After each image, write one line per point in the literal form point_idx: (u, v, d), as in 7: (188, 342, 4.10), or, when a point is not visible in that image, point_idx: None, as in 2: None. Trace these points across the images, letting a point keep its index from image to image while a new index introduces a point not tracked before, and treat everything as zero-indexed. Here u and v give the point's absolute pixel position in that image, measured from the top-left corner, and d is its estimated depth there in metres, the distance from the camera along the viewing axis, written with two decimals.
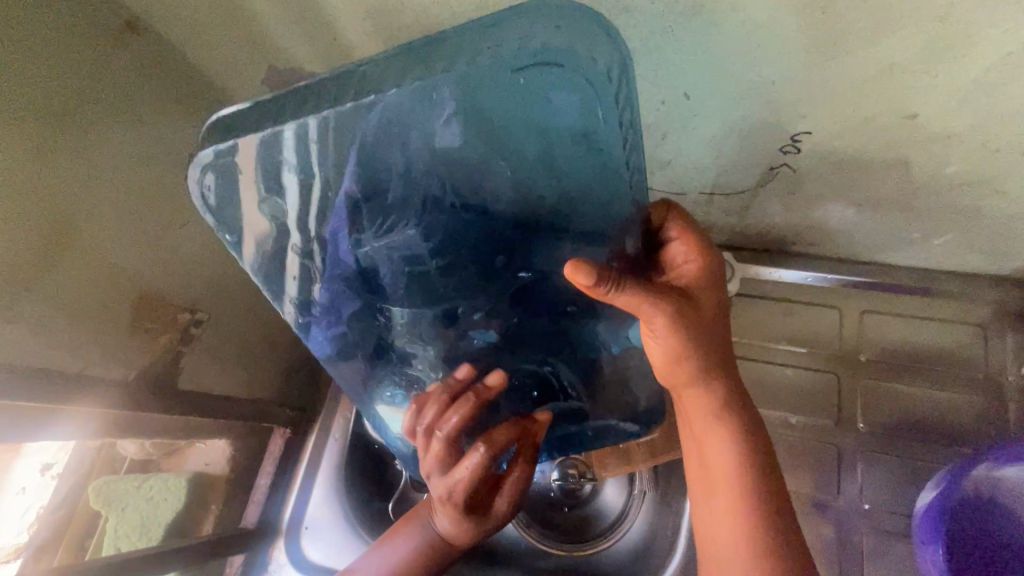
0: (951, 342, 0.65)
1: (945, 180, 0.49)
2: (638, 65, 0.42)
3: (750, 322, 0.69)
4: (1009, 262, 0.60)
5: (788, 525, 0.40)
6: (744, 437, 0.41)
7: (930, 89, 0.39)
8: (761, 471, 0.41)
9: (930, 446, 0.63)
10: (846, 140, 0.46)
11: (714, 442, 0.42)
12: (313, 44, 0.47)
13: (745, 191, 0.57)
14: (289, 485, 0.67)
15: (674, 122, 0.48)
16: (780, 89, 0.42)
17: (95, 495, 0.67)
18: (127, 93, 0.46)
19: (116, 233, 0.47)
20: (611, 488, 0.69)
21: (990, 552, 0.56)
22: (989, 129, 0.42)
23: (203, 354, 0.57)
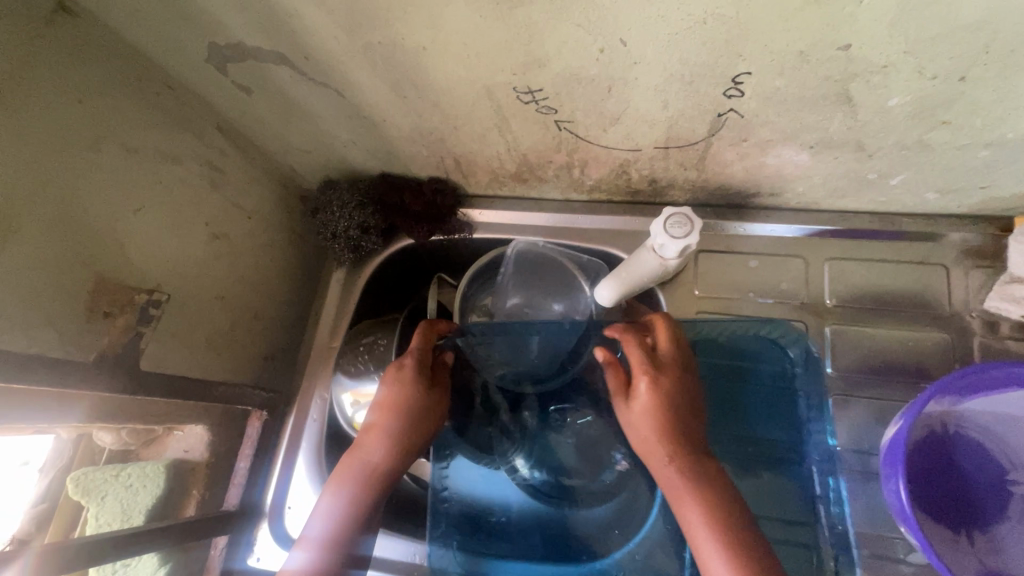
0: (917, 283, 0.66)
1: (889, 113, 0.49)
2: (571, 13, 0.42)
3: (715, 278, 0.71)
4: (967, 199, 0.61)
5: (735, 536, 0.50)
6: (694, 470, 0.54)
7: (858, 15, 0.39)
8: (711, 492, 0.53)
9: (900, 386, 0.65)
10: (786, 78, 0.46)
11: (686, 490, 0.53)
12: (248, 16, 0.47)
13: (699, 142, 0.57)
14: (271, 464, 0.71)
15: (616, 73, 0.48)
16: (713, 27, 0.42)
17: (73, 485, 0.67)
18: (62, 72, 0.46)
19: (64, 215, 0.47)
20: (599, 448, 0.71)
21: (956, 484, 0.58)
22: (923, 54, 0.42)
23: (168, 337, 0.58)
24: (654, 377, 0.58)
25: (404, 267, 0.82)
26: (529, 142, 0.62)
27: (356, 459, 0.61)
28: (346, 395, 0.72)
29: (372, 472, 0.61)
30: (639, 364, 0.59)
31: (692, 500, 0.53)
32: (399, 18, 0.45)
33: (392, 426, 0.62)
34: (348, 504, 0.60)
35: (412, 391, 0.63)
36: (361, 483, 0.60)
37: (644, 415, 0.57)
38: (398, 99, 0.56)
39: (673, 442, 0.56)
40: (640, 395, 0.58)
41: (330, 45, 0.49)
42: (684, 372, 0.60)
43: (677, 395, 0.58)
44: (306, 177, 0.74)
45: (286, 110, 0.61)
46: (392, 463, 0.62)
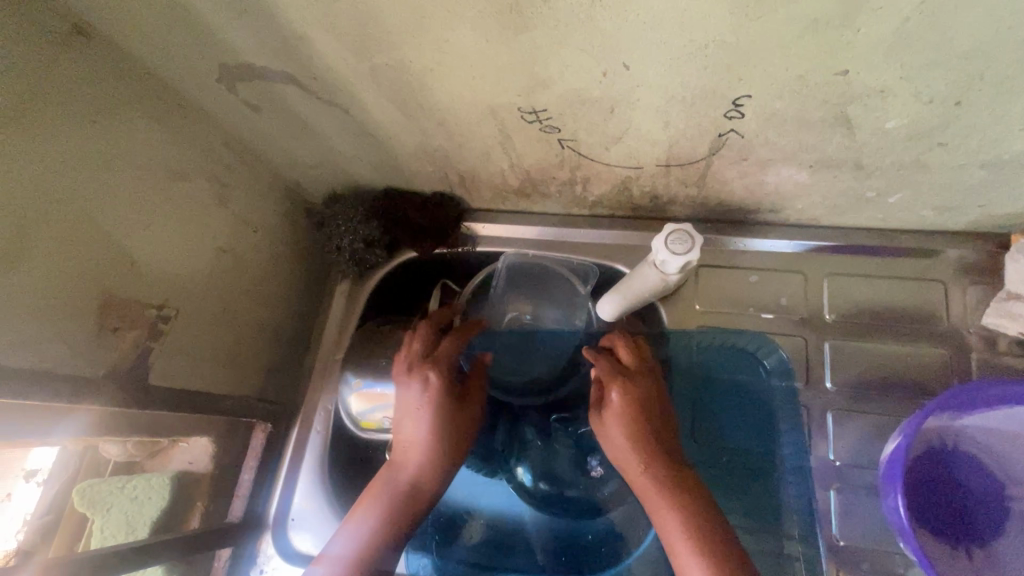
0: (915, 298, 0.67)
1: (886, 135, 0.50)
2: (575, 38, 0.43)
3: (715, 292, 0.72)
4: (965, 216, 0.62)
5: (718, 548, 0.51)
6: (670, 480, 0.55)
7: (855, 42, 0.40)
8: (690, 502, 0.53)
9: (898, 400, 0.65)
10: (785, 101, 0.47)
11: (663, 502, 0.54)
12: (259, 38, 0.48)
13: (700, 160, 0.58)
14: (275, 476, 0.72)
15: (618, 94, 0.49)
16: (714, 53, 0.42)
17: (79, 498, 0.68)
18: (77, 93, 0.47)
19: (76, 233, 0.48)
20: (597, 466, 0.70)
21: (954, 499, 0.59)
22: (919, 80, 0.43)
23: (175, 351, 0.59)
24: (624, 384, 0.59)
25: (408, 280, 0.82)
26: (532, 159, 0.62)
27: (386, 484, 0.60)
28: (352, 395, 0.73)
29: (401, 494, 0.60)
30: (608, 375, 0.60)
31: (668, 509, 0.53)
32: (407, 42, 0.46)
33: (424, 433, 0.61)
34: (375, 529, 0.58)
35: (438, 407, 0.62)
36: (393, 500, 0.59)
37: (617, 422, 0.58)
38: (405, 118, 0.57)
39: (647, 448, 0.56)
40: (611, 405, 0.58)
41: (339, 66, 0.50)
42: (654, 377, 0.61)
43: (646, 403, 0.59)
44: (311, 190, 0.75)
45: (294, 127, 0.62)
46: (423, 471, 0.61)
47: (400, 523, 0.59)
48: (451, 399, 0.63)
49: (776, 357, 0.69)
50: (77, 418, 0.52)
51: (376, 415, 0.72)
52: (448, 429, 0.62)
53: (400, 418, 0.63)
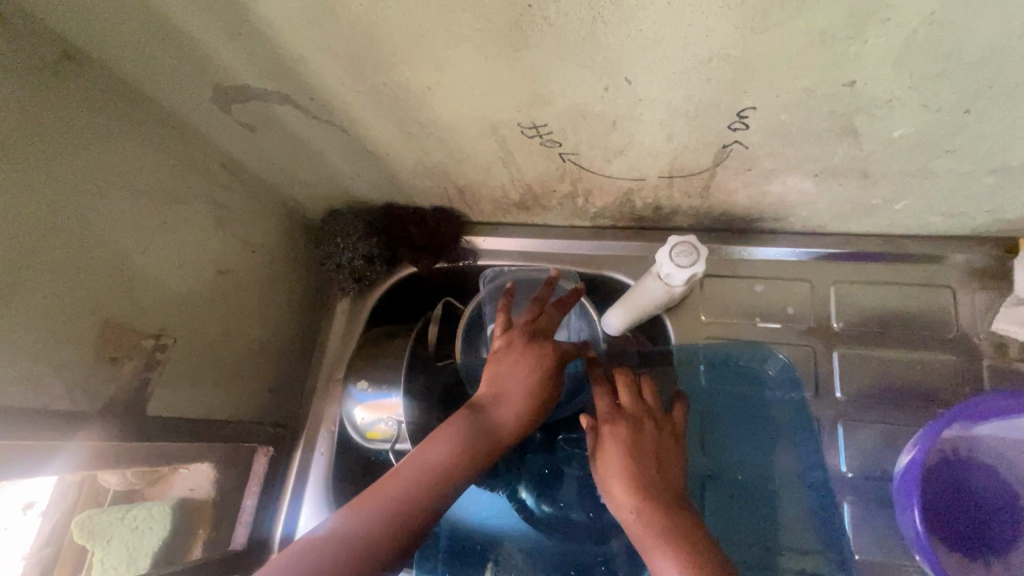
0: (923, 305, 0.66)
1: (894, 143, 0.49)
2: (577, 55, 0.42)
3: (721, 302, 0.71)
4: (971, 221, 0.61)
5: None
6: (666, 521, 0.51)
7: (863, 53, 0.39)
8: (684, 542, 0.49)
9: (909, 409, 0.64)
10: (790, 113, 0.46)
11: (655, 543, 0.50)
12: (254, 60, 0.47)
13: (703, 171, 0.57)
14: (279, 501, 0.71)
15: (621, 108, 0.48)
16: (719, 66, 0.42)
17: (79, 529, 0.68)
18: (70, 120, 0.46)
19: (71, 264, 0.47)
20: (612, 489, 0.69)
21: (970, 510, 0.58)
22: (928, 89, 0.42)
23: (173, 379, 0.57)
24: (615, 424, 0.56)
25: (410, 295, 0.82)
26: (533, 173, 0.62)
27: (449, 437, 0.55)
28: (357, 406, 0.72)
29: (458, 456, 0.54)
30: (601, 414, 0.57)
31: (664, 550, 0.49)
32: (405, 62, 0.45)
33: (501, 403, 0.57)
34: (421, 482, 0.52)
35: (534, 386, 0.58)
36: (433, 475, 0.53)
37: (611, 466, 0.54)
38: (403, 135, 0.56)
39: (643, 494, 0.52)
40: (602, 447, 0.56)
41: (335, 85, 0.49)
42: (652, 420, 0.57)
43: (642, 440, 0.55)
44: (310, 208, 0.74)
45: (290, 146, 0.61)
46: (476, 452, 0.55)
47: (443, 486, 0.53)
48: (548, 384, 0.59)
49: (778, 364, 0.69)
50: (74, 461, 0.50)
51: (382, 425, 0.71)
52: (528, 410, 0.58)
53: (498, 386, 0.57)
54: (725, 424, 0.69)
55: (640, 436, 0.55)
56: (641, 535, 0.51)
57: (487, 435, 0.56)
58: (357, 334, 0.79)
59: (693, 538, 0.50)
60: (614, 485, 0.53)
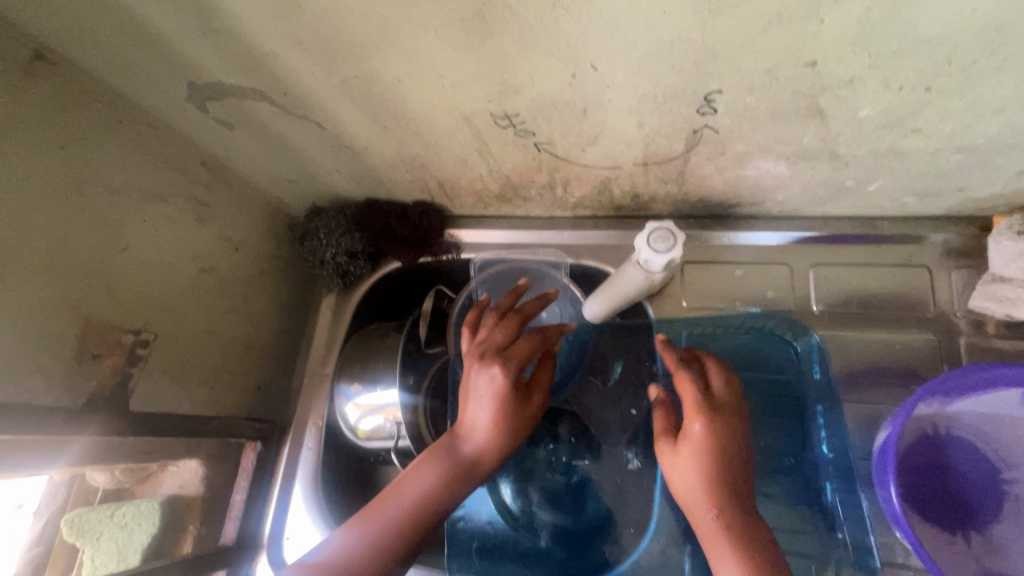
0: (900, 285, 0.67)
1: (860, 123, 0.50)
2: (541, 42, 0.42)
3: (701, 288, 0.72)
4: (944, 201, 0.62)
5: None
6: (747, 526, 0.50)
7: (821, 34, 0.40)
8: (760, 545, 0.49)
9: (891, 388, 0.65)
10: (756, 95, 0.47)
11: (730, 543, 0.49)
12: (225, 56, 0.48)
13: (677, 158, 0.58)
14: (268, 493, 0.72)
15: (590, 96, 0.49)
16: (681, 50, 0.42)
17: (68, 527, 0.68)
18: (45, 120, 0.46)
19: (50, 262, 0.47)
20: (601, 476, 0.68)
21: (951, 485, 0.58)
22: (889, 68, 0.43)
23: (156, 375, 0.58)
24: (709, 416, 0.55)
25: (393, 289, 0.82)
26: (510, 164, 0.62)
27: (438, 460, 0.57)
28: (347, 403, 0.73)
29: (443, 485, 0.56)
30: (691, 403, 0.56)
31: (730, 550, 0.49)
32: (374, 54, 0.45)
33: (481, 421, 0.58)
34: (411, 509, 0.55)
35: (501, 399, 0.58)
36: (424, 496, 0.56)
37: (688, 456, 0.53)
38: (379, 129, 0.57)
39: (721, 492, 0.51)
40: (689, 437, 0.54)
41: (307, 80, 0.50)
42: (740, 418, 0.56)
43: (734, 438, 0.54)
44: (292, 205, 0.74)
45: (268, 143, 0.61)
46: (468, 468, 0.58)
47: (433, 515, 0.56)
48: (518, 400, 0.59)
49: (756, 337, 0.69)
50: (64, 454, 0.52)
51: (371, 420, 0.72)
52: (503, 425, 0.58)
53: (474, 404, 0.58)
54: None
55: (732, 432, 0.54)
56: (710, 531, 0.50)
57: (467, 462, 0.58)
58: (344, 331, 0.80)
59: (765, 540, 0.49)
60: (695, 479, 0.52)
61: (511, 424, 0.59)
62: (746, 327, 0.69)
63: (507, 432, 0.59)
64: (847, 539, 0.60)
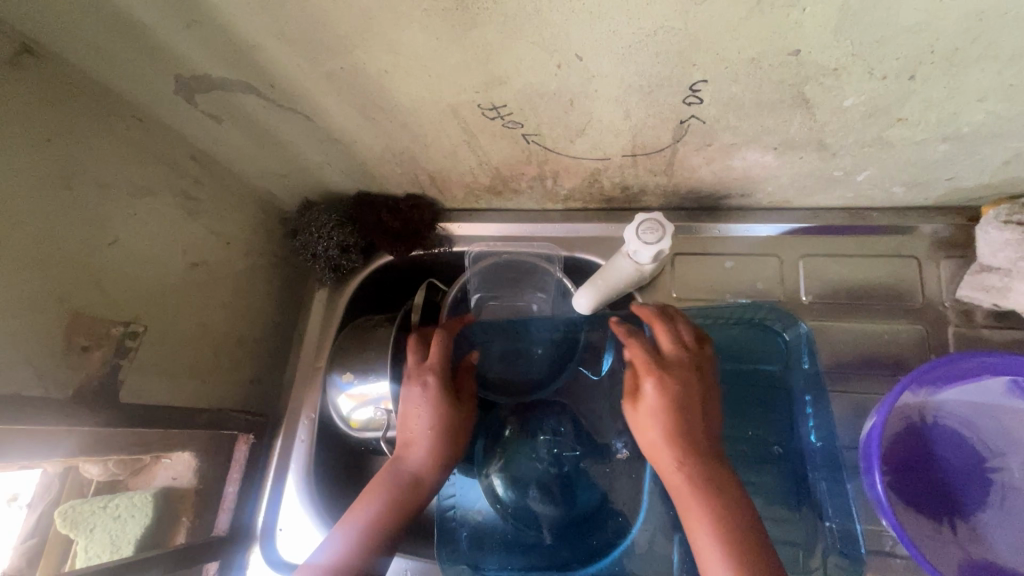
0: (889, 275, 0.67)
1: (845, 113, 0.50)
2: (525, 32, 0.42)
3: (692, 279, 0.72)
4: (932, 191, 0.62)
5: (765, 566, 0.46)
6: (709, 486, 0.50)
7: (803, 22, 0.40)
8: (731, 509, 0.49)
9: (879, 377, 0.66)
10: (741, 85, 0.47)
11: (699, 509, 0.50)
12: (210, 48, 0.48)
13: (665, 149, 0.58)
14: (261, 486, 0.72)
15: (576, 86, 0.49)
16: (665, 39, 0.42)
17: (62, 519, 0.68)
18: (30, 113, 0.46)
19: (37, 255, 0.47)
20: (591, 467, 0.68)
21: (939, 474, 0.58)
22: (872, 57, 0.43)
23: (146, 367, 0.58)
24: (659, 375, 0.55)
25: (386, 283, 0.82)
26: (499, 155, 0.62)
27: (383, 478, 0.60)
28: (341, 395, 0.74)
29: (392, 502, 0.59)
30: (643, 365, 0.57)
31: (702, 518, 0.49)
32: (358, 45, 0.45)
33: (417, 434, 0.62)
34: (369, 531, 0.57)
35: (432, 408, 0.62)
36: (377, 514, 0.58)
37: (648, 418, 0.54)
38: (367, 121, 0.57)
39: (684, 454, 0.52)
40: (646, 399, 0.55)
41: (293, 72, 0.50)
42: (697, 371, 0.56)
43: (686, 394, 0.54)
44: (283, 199, 0.75)
45: (257, 136, 0.61)
46: (414, 478, 0.60)
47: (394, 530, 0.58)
48: (448, 405, 0.63)
49: (744, 326, 0.69)
50: (55, 445, 0.53)
51: (364, 412, 0.72)
52: (439, 433, 0.62)
53: (409, 421, 0.63)
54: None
55: (686, 389, 0.55)
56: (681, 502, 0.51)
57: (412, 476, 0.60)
58: (336, 324, 0.80)
59: (733, 503, 0.50)
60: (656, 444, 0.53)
61: (448, 428, 0.63)
62: (736, 318, 0.69)
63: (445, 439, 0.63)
64: (831, 523, 0.60)
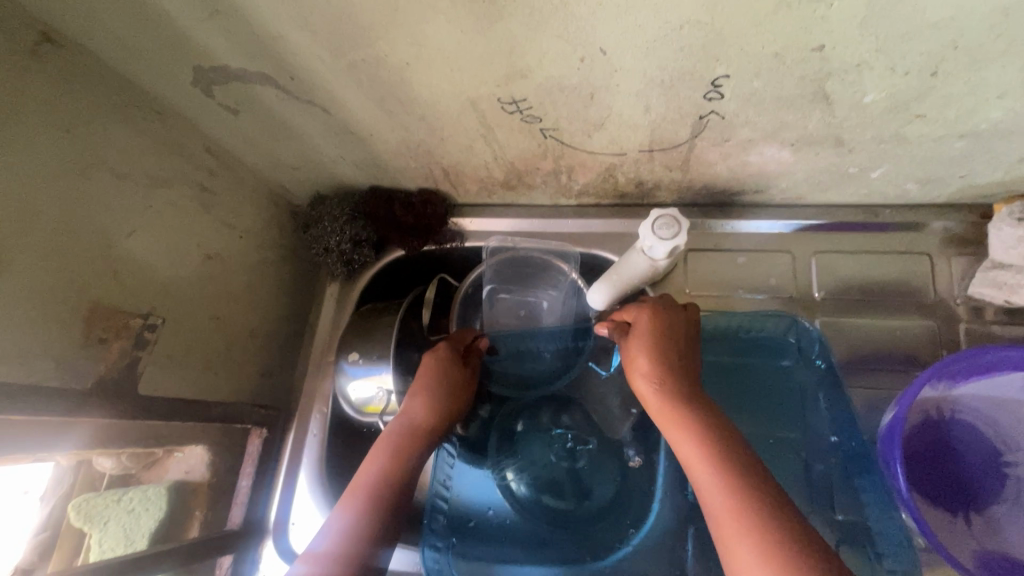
0: (901, 272, 0.68)
1: (865, 109, 0.50)
2: (551, 25, 0.43)
3: (704, 276, 0.72)
4: (945, 188, 0.62)
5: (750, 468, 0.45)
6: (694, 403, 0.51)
7: (830, 17, 0.40)
8: (715, 422, 0.49)
9: (890, 373, 0.66)
10: (763, 80, 0.47)
11: (682, 420, 0.50)
12: (231, 39, 0.47)
13: (682, 144, 0.58)
14: (273, 479, 0.72)
15: (597, 80, 0.49)
16: (690, 33, 0.42)
17: (74, 512, 0.68)
18: (50, 102, 0.46)
19: (56, 246, 0.47)
20: (605, 465, 0.68)
21: (954, 468, 0.59)
22: (895, 52, 0.43)
23: (163, 359, 0.58)
24: (646, 310, 0.58)
25: (396, 278, 0.82)
26: (515, 150, 0.62)
27: (390, 429, 0.60)
28: (350, 381, 0.73)
29: (396, 447, 0.58)
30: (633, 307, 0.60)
31: (686, 426, 0.50)
32: (381, 37, 0.45)
33: (418, 387, 0.64)
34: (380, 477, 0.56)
35: (434, 367, 0.65)
36: (383, 459, 0.58)
37: (637, 344, 0.57)
38: (385, 114, 0.57)
39: (668, 378, 0.54)
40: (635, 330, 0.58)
41: (314, 64, 0.50)
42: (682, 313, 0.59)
43: (672, 327, 0.57)
44: (295, 192, 0.74)
45: (273, 128, 0.61)
46: (419, 425, 0.61)
47: (399, 478, 0.57)
48: (452, 367, 0.66)
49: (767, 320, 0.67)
50: (71, 436, 0.53)
51: (376, 399, 0.71)
52: (439, 387, 0.64)
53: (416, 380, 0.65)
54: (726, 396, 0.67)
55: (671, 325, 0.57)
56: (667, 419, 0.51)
57: (414, 424, 0.61)
58: (346, 319, 0.80)
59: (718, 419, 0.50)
60: (646, 367, 0.55)
61: (450, 386, 0.65)
62: (751, 323, 0.68)
63: (447, 395, 0.64)
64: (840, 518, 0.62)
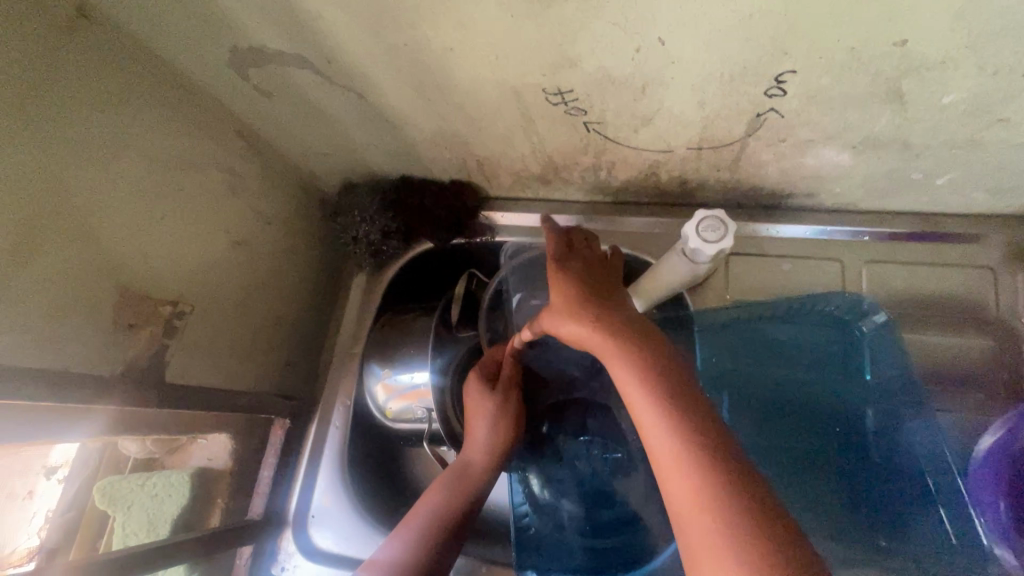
0: (959, 287, 0.64)
1: (942, 110, 0.46)
2: (609, 12, 0.40)
3: (746, 281, 0.69)
4: (1016, 199, 0.58)
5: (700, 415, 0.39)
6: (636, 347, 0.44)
7: (920, 9, 0.36)
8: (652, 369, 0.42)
9: (943, 393, 0.63)
10: (832, 76, 0.44)
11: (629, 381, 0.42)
12: (269, 19, 0.45)
13: (735, 142, 0.55)
14: (295, 470, 0.71)
15: (652, 72, 0.46)
16: (760, 22, 0.39)
17: (101, 495, 0.70)
18: (85, 80, 0.45)
19: (87, 229, 0.46)
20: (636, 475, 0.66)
21: None
22: (986, 50, 0.39)
23: (190, 347, 0.57)
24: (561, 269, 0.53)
25: (424, 271, 0.81)
26: (555, 143, 0.60)
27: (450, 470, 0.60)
28: (375, 383, 0.72)
29: (456, 486, 0.58)
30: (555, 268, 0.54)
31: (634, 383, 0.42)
32: (425, 19, 0.43)
33: (476, 422, 0.62)
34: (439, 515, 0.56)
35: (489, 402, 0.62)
36: (446, 497, 0.58)
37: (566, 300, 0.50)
38: (423, 102, 0.55)
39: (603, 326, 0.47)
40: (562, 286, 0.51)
41: (354, 47, 0.48)
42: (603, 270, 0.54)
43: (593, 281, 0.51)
44: (324, 179, 0.73)
45: (307, 113, 0.59)
46: (478, 462, 0.60)
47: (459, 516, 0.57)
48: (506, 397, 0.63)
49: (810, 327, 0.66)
50: (99, 422, 0.52)
51: (398, 404, 0.71)
52: (496, 421, 0.62)
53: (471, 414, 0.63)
54: (764, 407, 0.66)
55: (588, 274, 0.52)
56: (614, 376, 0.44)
57: (472, 465, 0.60)
58: (373, 310, 0.79)
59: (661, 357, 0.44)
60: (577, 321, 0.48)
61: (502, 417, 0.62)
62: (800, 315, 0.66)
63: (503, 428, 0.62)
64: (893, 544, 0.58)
